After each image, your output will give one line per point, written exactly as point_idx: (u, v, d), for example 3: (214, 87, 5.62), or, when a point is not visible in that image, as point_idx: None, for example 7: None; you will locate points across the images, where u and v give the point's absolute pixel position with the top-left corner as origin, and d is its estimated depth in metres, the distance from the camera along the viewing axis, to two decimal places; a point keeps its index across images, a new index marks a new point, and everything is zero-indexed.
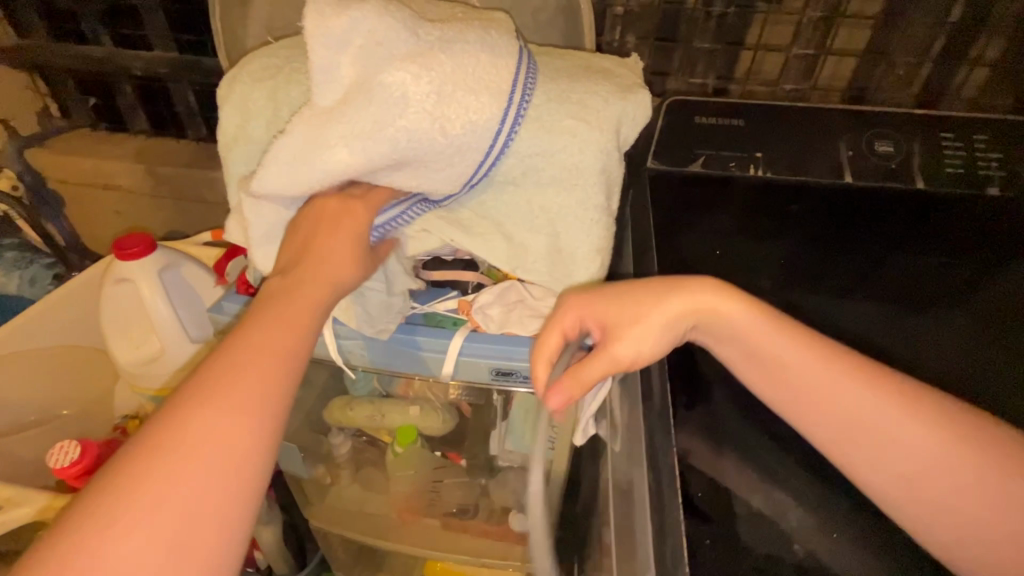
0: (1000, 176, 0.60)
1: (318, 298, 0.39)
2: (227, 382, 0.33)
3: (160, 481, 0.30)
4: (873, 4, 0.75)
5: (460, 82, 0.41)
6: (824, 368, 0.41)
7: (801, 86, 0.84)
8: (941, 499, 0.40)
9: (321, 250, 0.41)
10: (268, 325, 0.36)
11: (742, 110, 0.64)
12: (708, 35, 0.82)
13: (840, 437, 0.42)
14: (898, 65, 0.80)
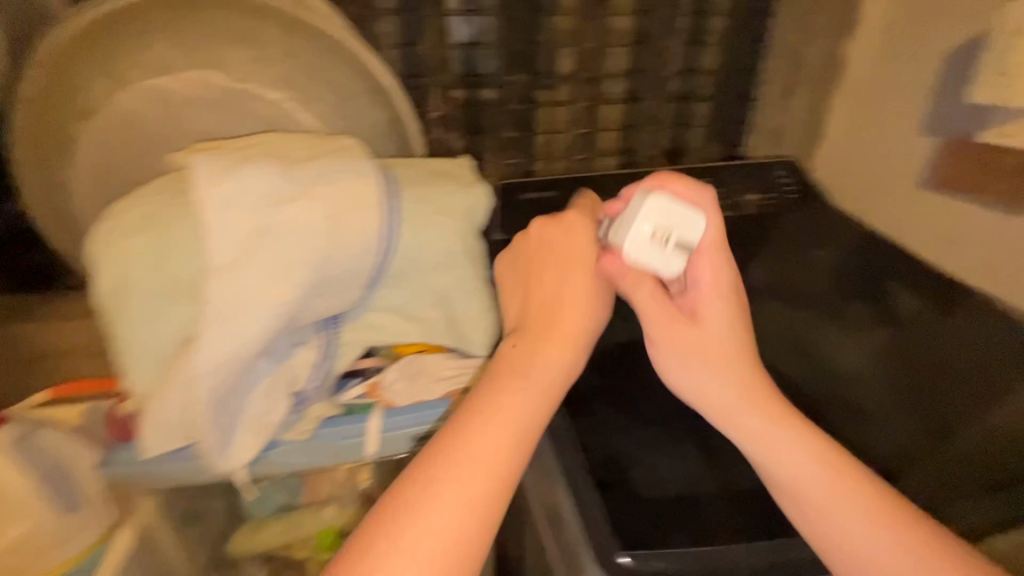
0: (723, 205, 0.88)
1: (566, 331, 0.47)
2: (493, 421, 0.42)
3: (439, 511, 0.38)
4: (618, 90, 1.06)
5: (345, 206, 0.50)
6: (767, 430, 0.46)
7: (586, 154, 1.11)
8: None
9: (555, 291, 0.48)
10: (525, 374, 0.45)
11: (552, 184, 0.84)
12: (510, 125, 1.05)
13: (786, 501, 0.46)
14: (646, 132, 1.11)
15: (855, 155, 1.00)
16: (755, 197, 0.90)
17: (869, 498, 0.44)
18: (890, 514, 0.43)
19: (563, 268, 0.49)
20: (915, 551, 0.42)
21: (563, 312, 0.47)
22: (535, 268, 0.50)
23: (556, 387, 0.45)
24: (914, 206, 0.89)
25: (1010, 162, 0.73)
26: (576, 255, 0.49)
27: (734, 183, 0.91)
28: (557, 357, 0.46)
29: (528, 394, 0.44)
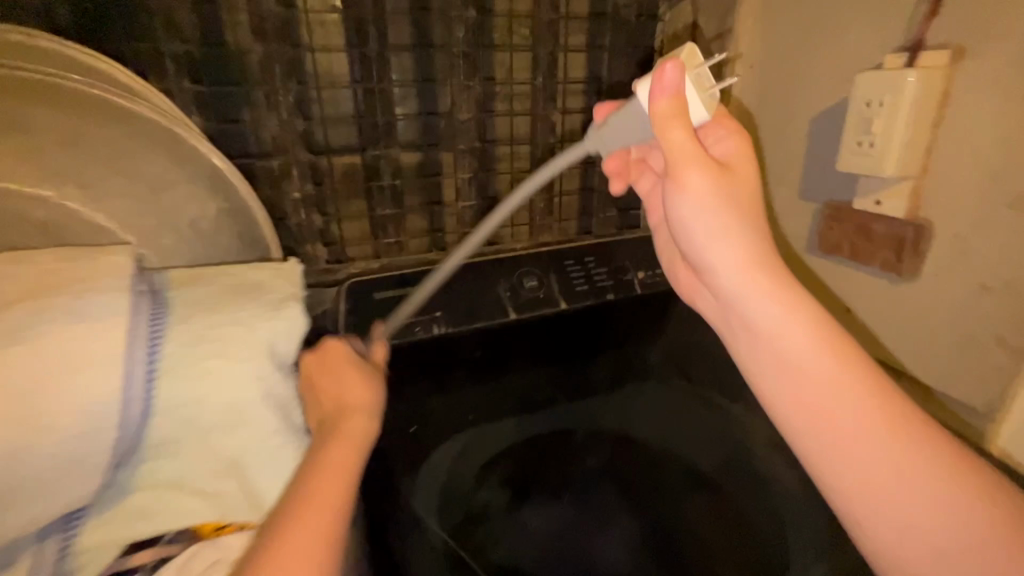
0: (612, 284, 0.78)
1: (363, 420, 0.50)
2: (344, 435, 0.48)
3: (299, 563, 0.37)
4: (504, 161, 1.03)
5: (49, 376, 0.37)
6: (781, 313, 0.44)
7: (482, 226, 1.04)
8: (887, 489, 0.41)
9: (336, 385, 0.54)
10: (339, 433, 0.48)
11: (413, 279, 0.72)
12: (388, 201, 0.96)
13: (791, 378, 0.44)
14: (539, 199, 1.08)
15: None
16: (647, 272, 0.83)
17: (895, 412, 0.42)
18: (908, 426, 0.42)
19: (350, 381, 0.54)
20: (927, 466, 0.41)
21: (357, 390, 0.53)
22: (319, 375, 0.55)
23: (359, 446, 0.48)
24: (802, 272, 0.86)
25: (883, 229, 0.71)
26: (346, 353, 0.57)
27: (625, 256, 0.82)
28: (359, 419, 0.50)
29: (341, 446, 0.46)
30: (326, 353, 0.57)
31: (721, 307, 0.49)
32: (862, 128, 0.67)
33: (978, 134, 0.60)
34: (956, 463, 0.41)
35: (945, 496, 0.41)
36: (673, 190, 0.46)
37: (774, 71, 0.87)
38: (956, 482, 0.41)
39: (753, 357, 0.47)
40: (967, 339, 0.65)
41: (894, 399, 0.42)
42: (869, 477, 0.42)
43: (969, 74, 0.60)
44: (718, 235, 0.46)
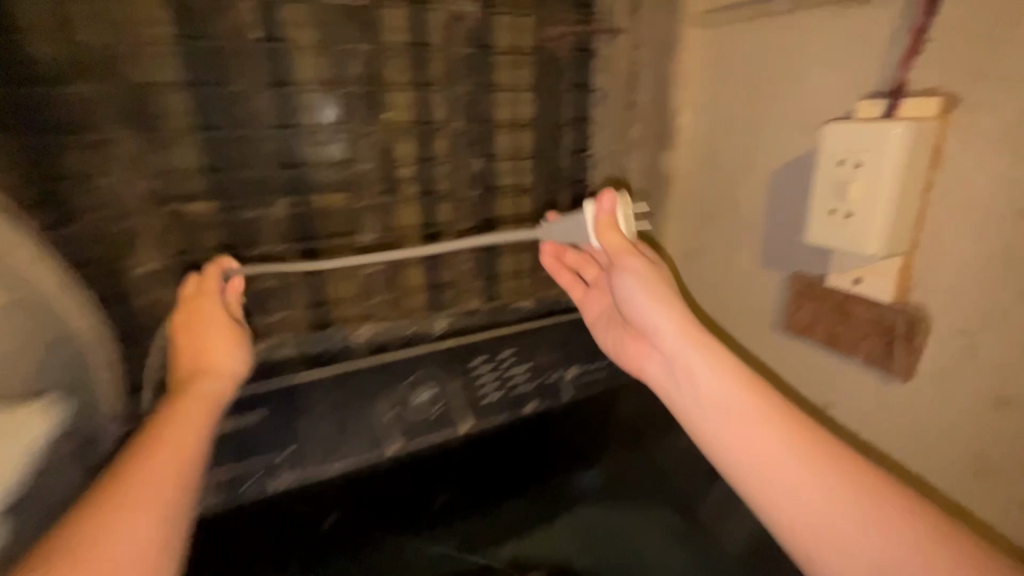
0: (534, 386, 0.67)
1: (201, 413, 0.46)
2: (183, 406, 0.46)
3: (186, 440, 0.42)
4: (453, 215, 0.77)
5: None
6: (706, 363, 0.47)
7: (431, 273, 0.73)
8: (819, 522, 0.40)
9: (195, 343, 0.53)
10: (199, 393, 0.48)
11: (264, 402, 0.61)
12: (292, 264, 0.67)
13: (721, 423, 0.46)
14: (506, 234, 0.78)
15: (695, 285, 0.83)
16: (582, 368, 0.70)
17: (827, 454, 0.42)
18: (842, 462, 0.41)
19: (220, 345, 0.53)
20: (858, 495, 0.40)
21: (219, 355, 0.52)
22: (178, 332, 0.53)
23: (213, 407, 0.48)
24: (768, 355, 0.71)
25: (867, 313, 0.56)
26: (219, 316, 0.55)
27: (551, 351, 0.72)
28: (215, 384, 0.50)
29: (194, 408, 0.46)
30: (191, 301, 0.55)
31: (664, 375, 0.51)
32: (835, 191, 0.53)
33: (979, 204, 0.47)
34: (883, 494, 0.40)
35: (873, 530, 0.38)
36: (615, 275, 0.50)
37: (724, 115, 0.74)
38: (886, 503, 0.39)
39: (694, 413, 0.48)
40: (982, 465, 0.50)
41: (822, 444, 0.42)
42: (798, 509, 0.41)
43: (964, 128, 0.47)
44: (660, 306, 0.49)
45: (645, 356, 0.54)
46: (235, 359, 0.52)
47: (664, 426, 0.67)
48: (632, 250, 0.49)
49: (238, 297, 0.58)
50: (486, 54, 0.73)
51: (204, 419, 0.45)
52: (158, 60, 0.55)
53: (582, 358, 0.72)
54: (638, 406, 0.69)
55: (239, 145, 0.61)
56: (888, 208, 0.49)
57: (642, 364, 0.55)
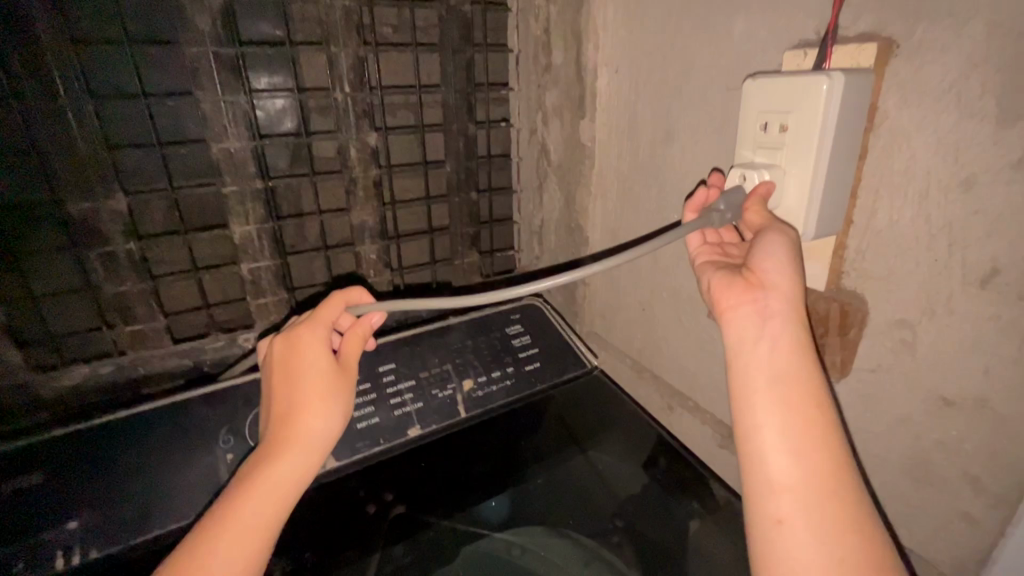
0: (418, 408, 0.56)
1: (272, 490, 0.42)
2: (261, 471, 0.43)
3: (230, 555, 0.38)
4: (329, 198, 0.79)
5: None
6: (784, 338, 0.45)
7: (282, 294, 0.79)
8: (775, 501, 0.42)
9: (292, 401, 0.47)
10: (268, 480, 0.42)
11: (94, 444, 0.53)
12: (129, 274, 0.70)
13: (768, 395, 0.45)
14: (369, 250, 0.84)
15: (622, 273, 0.74)
16: (480, 379, 0.59)
17: (822, 453, 0.42)
18: (830, 472, 0.42)
19: (320, 404, 0.48)
20: (835, 499, 0.41)
21: (309, 417, 0.47)
22: (280, 387, 0.49)
23: (291, 490, 0.43)
24: (700, 351, 0.63)
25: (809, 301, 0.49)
26: (322, 364, 0.49)
27: (443, 359, 0.59)
28: (295, 457, 0.44)
29: (264, 499, 0.41)
30: (287, 353, 0.50)
31: (750, 325, 0.47)
32: (763, 162, 0.46)
33: (920, 171, 0.39)
34: (856, 506, 0.41)
35: (849, 520, 0.40)
36: (758, 237, 0.45)
37: (642, 77, 0.65)
38: (852, 510, 0.41)
39: (751, 369, 0.46)
40: (925, 471, 0.44)
41: (832, 446, 0.43)
42: (782, 484, 0.42)
43: (904, 80, 0.39)
44: (790, 274, 0.44)
45: (730, 304, 0.48)
46: (333, 420, 0.48)
47: (574, 441, 0.58)
48: (782, 225, 0.45)
49: (361, 337, 0.53)
50: (361, 8, 0.72)
51: (270, 516, 0.41)
52: (6, 83, 0.58)
53: (481, 366, 0.60)
54: (548, 419, 0.60)
55: (80, 150, 0.63)
56: (817, 179, 0.42)
57: (722, 305, 0.49)
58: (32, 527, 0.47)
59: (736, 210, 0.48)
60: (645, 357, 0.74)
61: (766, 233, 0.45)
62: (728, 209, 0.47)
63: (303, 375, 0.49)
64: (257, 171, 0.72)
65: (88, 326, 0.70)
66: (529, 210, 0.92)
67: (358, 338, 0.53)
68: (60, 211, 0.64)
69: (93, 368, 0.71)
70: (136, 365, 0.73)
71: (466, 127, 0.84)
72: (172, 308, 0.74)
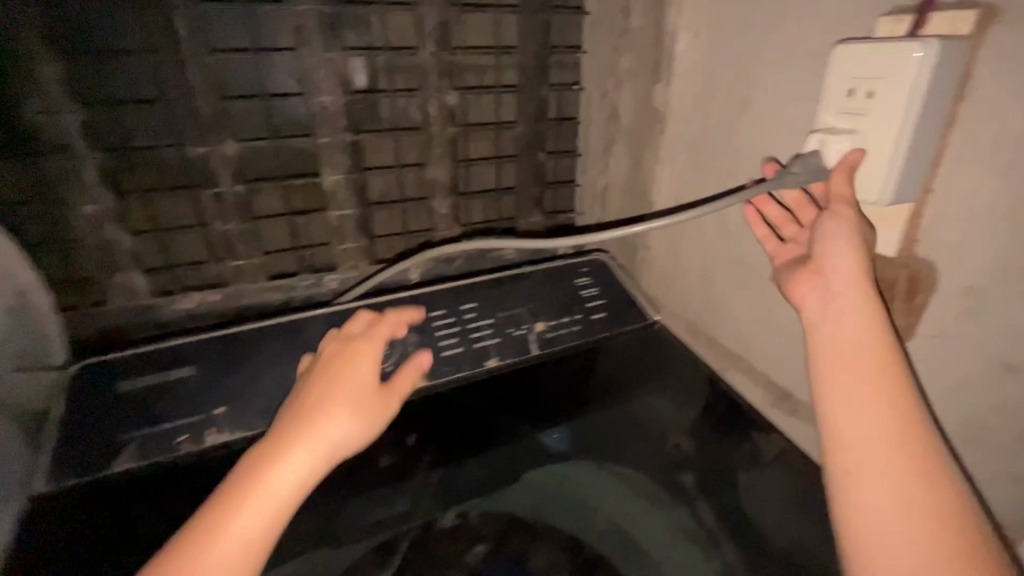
0: (496, 342, 0.62)
1: (272, 495, 0.41)
2: (262, 476, 0.41)
3: (215, 561, 0.37)
4: (407, 154, 0.85)
5: None
6: (853, 315, 0.46)
7: (362, 242, 0.87)
8: (850, 482, 0.43)
9: (317, 405, 0.45)
10: (266, 486, 0.41)
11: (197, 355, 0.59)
12: (231, 214, 0.77)
13: (850, 378, 0.45)
14: (440, 206, 0.90)
15: (688, 233, 0.75)
16: (550, 323, 0.65)
17: (902, 437, 0.42)
18: (917, 451, 0.42)
19: (341, 413, 0.45)
20: (919, 481, 0.41)
21: (324, 421, 0.44)
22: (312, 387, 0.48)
23: (291, 498, 0.41)
24: (761, 312, 0.65)
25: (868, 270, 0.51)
26: (356, 379, 0.48)
27: (518, 302, 0.66)
28: (300, 462, 0.42)
29: (256, 509, 0.40)
30: (338, 357, 0.50)
31: (818, 308, 0.48)
32: (844, 128, 0.47)
33: (1008, 140, 0.40)
34: (942, 491, 0.40)
35: (923, 507, 0.40)
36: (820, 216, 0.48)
37: (723, 43, 0.66)
38: (934, 498, 0.40)
39: (827, 353, 0.47)
40: (980, 433, 0.45)
41: (918, 433, 0.42)
42: (855, 464, 0.43)
43: (1001, 48, 0.40)
44: (854, 255, 0.47)
45: (798, 290, 0.51)
46: (350, 429, 0.45)
47: (634, 385, 0.62)
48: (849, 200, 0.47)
49: (411, 375, 0.52)
50: None
51: (265, 520, 0.40)
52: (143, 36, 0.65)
53: (552, 312, 0.66)
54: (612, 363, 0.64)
55: (198, 99, 0.70)
56: (901, 146, 0.43)
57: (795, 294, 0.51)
58: (190, 410, 0.54)
59: (812, 174, 0.49)
60: (704, 321, 0.75)
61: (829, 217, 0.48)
62: (805, 172, 0.49)
63: (332, 389, 0.47)
64: (345, 125, 0.78)
65: (198, 259, 0.79)
66: (592, 174, 0.92)
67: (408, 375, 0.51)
68: (180, 154, 0.72)
69: (202, 297, 0.80)
70: (237, 297, 0.82)
71: (538, 90, 0.87)
72: (268, 247, 0.82)
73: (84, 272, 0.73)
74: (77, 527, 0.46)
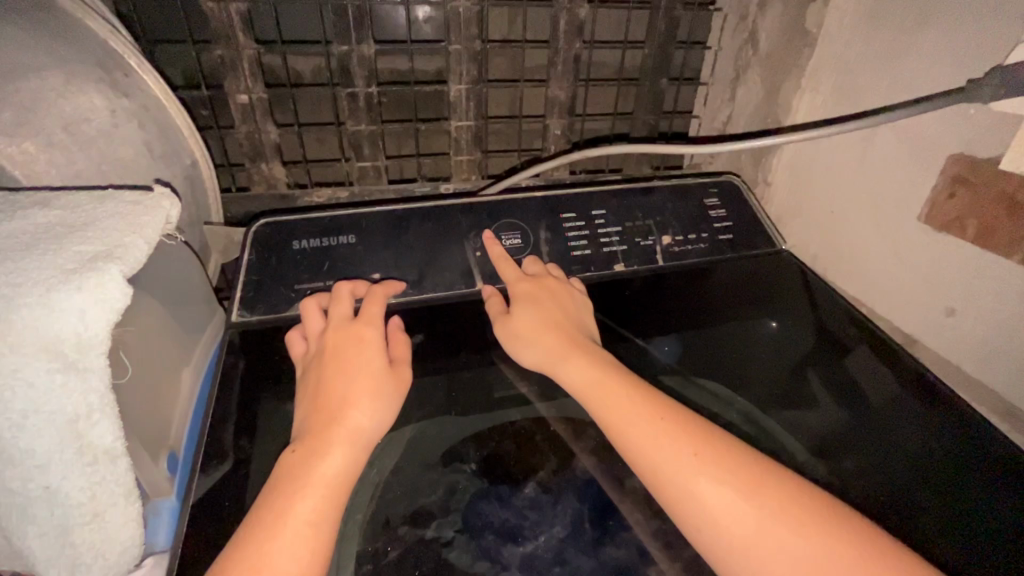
0: (623, 250, 0.60)
1: (326, 484, 0.40)
2: (305, 469, 0.40)
3: (281, 558, 0.37)
4: (531, 70, 0.84)
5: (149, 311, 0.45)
6: (623, 396, 0.46)
7: (476, 156, 0.88)
8: (763, 568, 0.39)
9: (340, 395, 0.45)
10: (313, 476, 0.40)
11: (349, 225, 0.56)
12: (363, 117, 0.81)
13: (695, 467, 0.42)
14: (554, 126, 0.89)
15: (832, 159, 0.68)
16: (677, 237, 0.62)
17: (785, 496, 0.41)
18: (814, 515, 0.40)
19: (366, 399, 0.45)
20: (832, 539, 0.39)
21: (352, 409, 0.44)
22: (321, 376, 0.46)
23: (342, 487, 0.41)
24: (897, 255, 0.62)
25: None
26: (373, 365, 0.47)
27: (648, 213, 0.62)
28: (340, 451, 0.42)
29: (311, 495, 0.39)
30: (336, 346, 0.47)
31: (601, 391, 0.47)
32: None
33: None
34: (863, 532, 0.39)
35: (852, 566, 0.38)
36: (952, 158, 0.55)
37: None
38: (859, 552, 0.38)
39: (654, 438, 0.43)
40: None
41: (791, 483, 0.42)
42: (759, 543, 0.39)
43: None
44: (969, 195, 0.53)
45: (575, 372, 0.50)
46: (379, 412, 0.45)
47: (757, 307, 0.61)
48: (964, 154, 0.53)
49: (404, 343, 0.50)
50: None
51: (325, 509, 0.39)
52: None
53: (680, 227, 0.62)
54: (739, 284, 0.62)
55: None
56: None
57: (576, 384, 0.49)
58: (346, 278, 0.53)
59: (1009, 87, 0.47)
60: (823, 262, 0.72)
61: (959, 162, 0.54)
62: (1002, 84, 0.47)
63: (338, 374, 0.46)
64: (477, 32, 0.77)
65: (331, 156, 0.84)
66: (715, 105, 0.89)
67: (401, 343, 0.50)
68: (326, 52, 0.76)
69: (332, 191, 0.86)
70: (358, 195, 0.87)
71: (673, 9, 0.82)
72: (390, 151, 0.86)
73: (237, 158, 0.81)
74: (252, 360, 0.49)
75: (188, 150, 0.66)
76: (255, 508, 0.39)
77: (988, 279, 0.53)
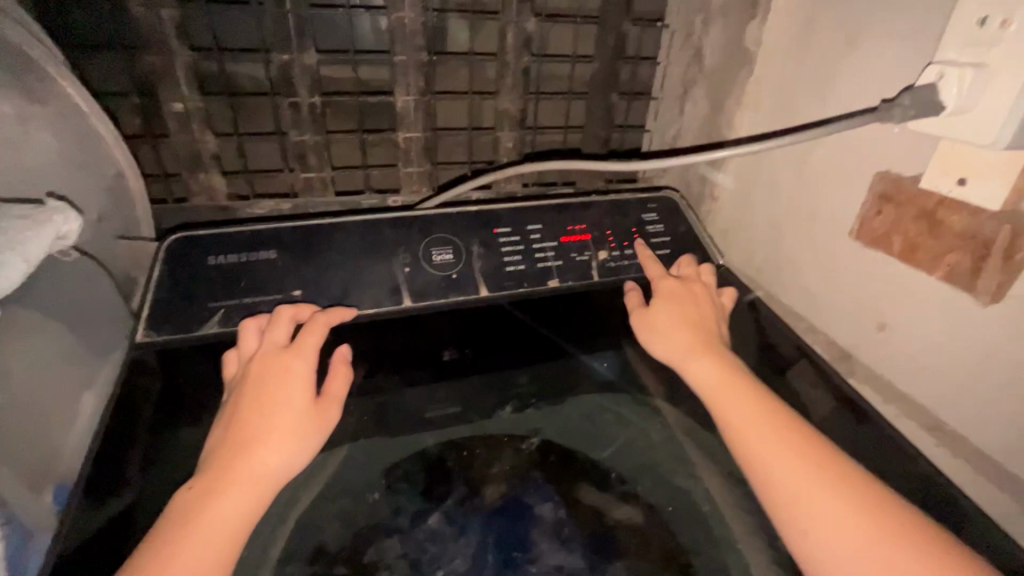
0: (558, 265, 0.59)
1: (219, 526, 0.38)
2: (201, 510, 0.38)
3: None
4: (479, 82, 0.84)
5: (37, 329, 0.43)
6: (719, 378, 0.49)
7: (426, 167, 0.87)
8: (833, 554, 0.40)
9: (252, 429, 0.42)
10: (207, 518, 0.38)
11: (272, 240, 0.54)
12: (306, 126, 0.79)
13: (821, 489, 0.41)
14: (504, 139, 0.89)
15: (772, 176, 0.69)
16: (613, 252, 0.61)
17: (851, 488, 0.41)
18: (880, 510, 0.40)
19: (278, 435, 0.42)
20: (896, 538, 0.39)
21: (262, 446, 0.42)
22: (238, 409, 0.43)
23: (236, 529, 0.38)
24: (834, 271, 0.62)
25: (960, 225, 0.49)
26: (294, 400, 0.44)
27: (585, 228, 0.62)
28: (242, 491, 0.40)
29: (202, 539, 0.37)
30: (260, 374, 0.45)
31: (706, 376, 0.49)
32: (968, 61, 0.45)
33: None
34: (920, 530, 0.39)
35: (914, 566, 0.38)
36: (882, 177, 0.55)
37: None
38: (920, 554, 0.38)
39: (743, 421, 0.46)
40: None
41: (858, 478, 0.42)
42: (835, 528, 0.40)
43: None
44: (896, 214, 0.54)
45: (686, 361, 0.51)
46: (291, 450, 0.42)
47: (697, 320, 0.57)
48: (890, 175, 0.54)
49: (342, 378, 0.47)
50: None
51: (214, 553, 0.37)
52: None
53: (617, 242, 0.62)
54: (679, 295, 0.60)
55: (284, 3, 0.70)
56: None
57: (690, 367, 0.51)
58: (285, 302, 0.51)
59: (921, 107, 0.48)
60: (765, 278, 0.73)
61: (888, 182, 0.55)
62: (913, 104, 0.48)
63: (255, 407, 0.43)
64: (423, 44, 0.77)
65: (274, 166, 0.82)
66: (664, 119, 0.89)
67: (341, 377, 0.47)
68: (265, 60, 0.74)
69: (275, 204, 0.84)
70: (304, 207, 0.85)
71: (620, 24, 0.83)
72: (336, 163, 0.84)
73: (173, 169, 0.78)
74: (163, 382, 0.47)
75: (111, 160, 0.63)
76: (143, 550, 0.36)
77: (915, 296, 0.54)
